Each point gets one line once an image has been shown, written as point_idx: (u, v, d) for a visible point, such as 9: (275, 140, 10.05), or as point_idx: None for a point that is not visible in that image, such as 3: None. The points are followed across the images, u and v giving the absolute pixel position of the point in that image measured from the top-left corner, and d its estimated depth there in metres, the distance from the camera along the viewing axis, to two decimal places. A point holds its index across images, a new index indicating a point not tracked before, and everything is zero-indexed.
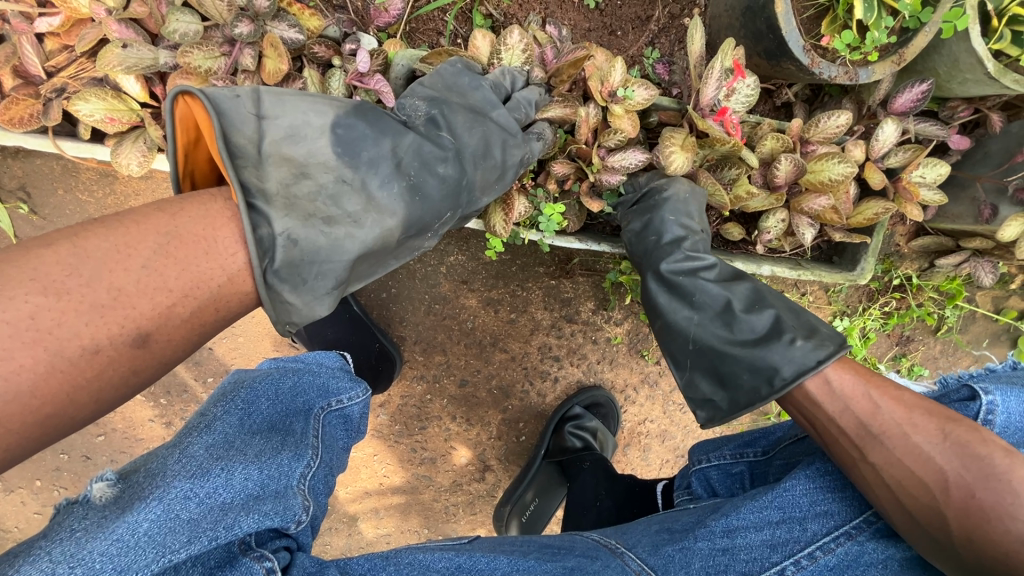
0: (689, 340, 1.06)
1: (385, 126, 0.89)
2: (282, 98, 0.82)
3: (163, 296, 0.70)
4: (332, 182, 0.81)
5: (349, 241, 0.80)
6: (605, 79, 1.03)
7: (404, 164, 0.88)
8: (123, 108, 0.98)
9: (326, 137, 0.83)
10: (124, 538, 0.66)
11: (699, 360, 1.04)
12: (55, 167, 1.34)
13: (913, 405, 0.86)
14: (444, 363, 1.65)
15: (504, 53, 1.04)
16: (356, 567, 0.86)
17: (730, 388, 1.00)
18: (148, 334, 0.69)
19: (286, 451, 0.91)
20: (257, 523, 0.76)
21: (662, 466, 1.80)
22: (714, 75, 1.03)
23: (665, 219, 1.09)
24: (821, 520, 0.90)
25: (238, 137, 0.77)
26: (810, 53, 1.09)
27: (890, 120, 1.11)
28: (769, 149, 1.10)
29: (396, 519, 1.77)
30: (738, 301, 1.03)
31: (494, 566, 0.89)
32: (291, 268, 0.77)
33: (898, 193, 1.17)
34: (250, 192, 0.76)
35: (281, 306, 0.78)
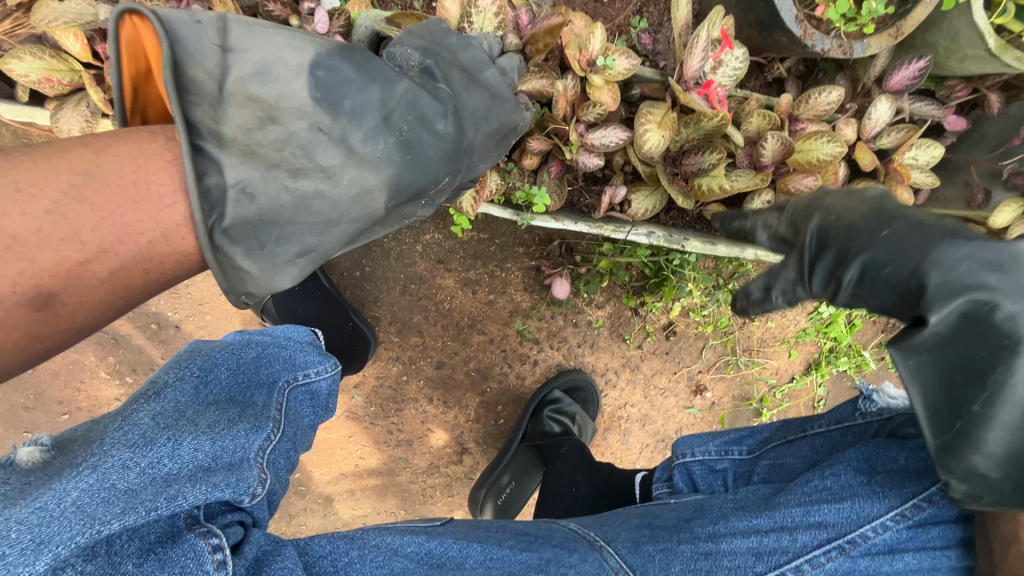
0: (962, 396, 0.57)
1: (375, 70, 0.80)
2: (253, 30, 0.74)
3: (73, 250, 0.63)
4: (304, 130, 0.73)
5: (319, 200, 0.72)
6: (583, 47, 0.96)
7: (393, 119, 0.79)
8: (64, 68, 0.92)
9: (303, 79, 0.75)
10: (48, 507, 0.57)
11: (981, 431, 0.56)
12: (5, 134, 1.26)
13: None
14: (421, 344, 1.60)
15: (476, 16, 0.96)
16: (318, 547, 0.84)
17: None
18: (52, 294, 0.62)
19: (243, 424, 0.84)
20: (206, 494, 0.67)
21: (642, 451, 1.78)
22: (700, 44, 0.96)
23: (891, 249, 0.63)
24: (812, 530, 0.82)
25: (197, 70, 0.69)
26: (803, 24, 1.03)
27: (884, 97, 1.06)
28: (755, 127, 1.05)
29: (372, 501, 1.75)
30: None
31: (466, 553, 0.88)
32: (244, 228, 0.68)
33: (889, 175, 1.12)
34: (201, 133, 0.67)
35: (234, 274, 0.70)
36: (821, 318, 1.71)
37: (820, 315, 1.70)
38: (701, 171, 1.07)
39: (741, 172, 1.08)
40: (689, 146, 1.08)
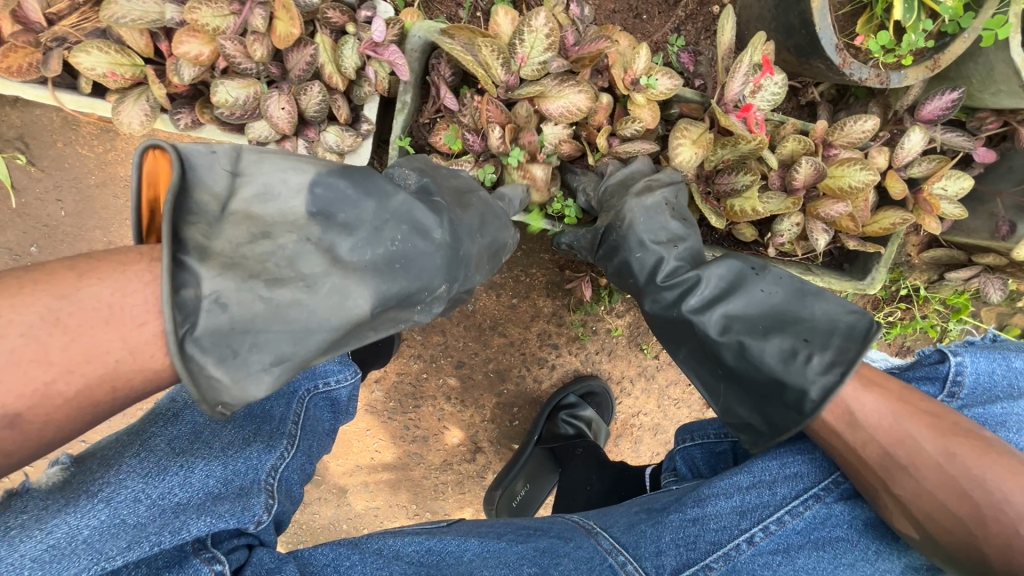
0: (709, 369, 0.96)
1: (371, 185, 0.76)
2: (262, 157, 0.74)
3: (40, 370, 0.61)
4: (292, 242, 0.70)
5: (296, 309, 0.68)
6: (628, 66, 0.99)
7: (384, 230, 0.75)
8: (127, 63, 0.95)
9: (302, 197, 0.72)
10: (60, 545, 0.71)
11: (721, 382, 0.95)
12: (55, 119, 1.30)
13: (947, 431, 0.82)
14: (442, 344, 1.63)
15: (527, 35, 0.95)
16: (321, 557, 0.93)
17: (762, 408, 0.90)
18: (17, 415, 0.60)
19: (258, 443, 0.96)
20: (208, 526, 0.79)
21: (652, 457, 1.83)
22: (742, 69, 0.99)
23: (631, 255, 1.02)
24: (789, 483, 0.93)
25: (204, 193, 0.68)
26: (842, 52, 1.05)
27: (918, 128, 1.08)
28: (789, 151, 1.08)
29: (385, 494, 1.79)
30: (713, 297, 0.96)
31: (465, 547, 0.95)
32: (215, 337, 0.64)
33: (918, 205, 1.14)
34: (186, 247, 0.65)
35: (205, 383, 0.64)
36: None
37: None
38: (734, 192, 1.08)
39: (773, 194, 1.10)
40: (722, 165, 1.09)
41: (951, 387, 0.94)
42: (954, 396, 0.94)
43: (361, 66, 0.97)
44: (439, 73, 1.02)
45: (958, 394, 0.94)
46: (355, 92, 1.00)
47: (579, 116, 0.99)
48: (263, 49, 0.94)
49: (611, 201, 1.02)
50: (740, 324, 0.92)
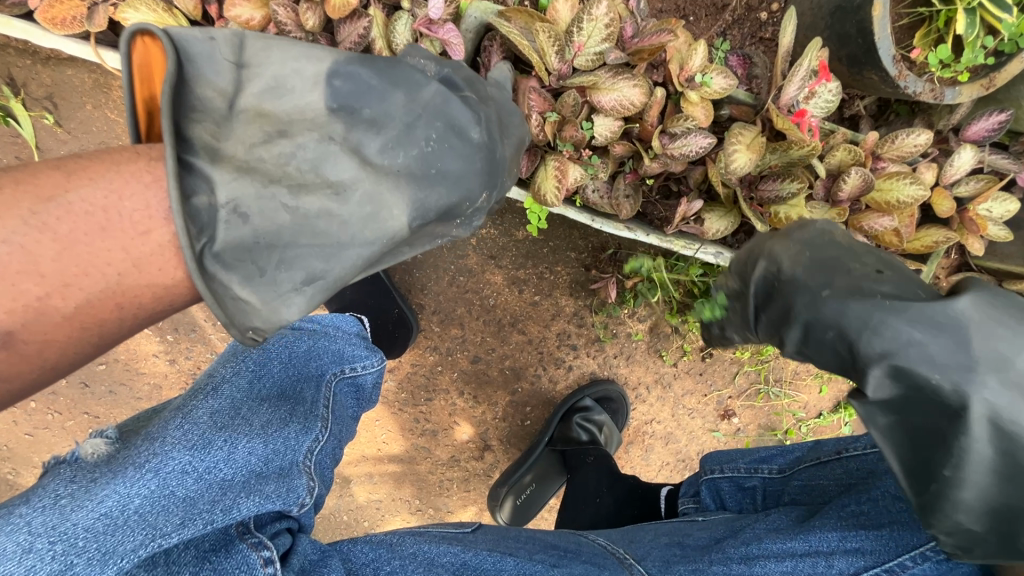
0: (935, 463, 0.65)
1: (398, 77, 0.73)
2: (268, 44, 0.69)
3: (31, 283, 0.58)
4: (313, 142, 0.68)
5: (325, 219, 0.66)
6: (684, 63, 0.97)
7: (417, 128, 0.72)
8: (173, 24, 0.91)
9: (318, 90, 0.69)
10: (113, 514, 0.66)
11: (954, 491, 0.64)
12: (87, 81, 1.26)
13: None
14: (460, 337, 1.61)
15: (586, 24, 0.93)
16: (361, 554, 0.90)
17: (1014, 526, 0.63)
18: (11, 332, 0.58)
19: (295, 424, 0.94)
20: (258, 505, 0.76)
21: (662, 467, 1.80)
22: (799, 74, 0.98)
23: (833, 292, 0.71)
24: (848, 558, 0.88)
25: (207, 88, 0.65)
26: (899, 64, 1.04)
27: (970, 146, 1.06)
28: (838, 161, 1.06)
29: (389, 487, 1.76)
30: (975, 365, 0.62)
31: (501, 567, 0.90)
32: (238, 251, 0.63)
33: (962, 225, 1.15)
34: (194, 148, 0.63)
35: (231, 304, 0.63)
36: None
37: None
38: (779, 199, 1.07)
39: (817, 204, 1.08)
40: (769, 172, 1.08)
41: None
42: None
43: (413, 43, 0.95)
44: (490, 56, 0.98)
45: None
46: None
47: (632, 110, 0.97)
48: (314, 18, 0.91)
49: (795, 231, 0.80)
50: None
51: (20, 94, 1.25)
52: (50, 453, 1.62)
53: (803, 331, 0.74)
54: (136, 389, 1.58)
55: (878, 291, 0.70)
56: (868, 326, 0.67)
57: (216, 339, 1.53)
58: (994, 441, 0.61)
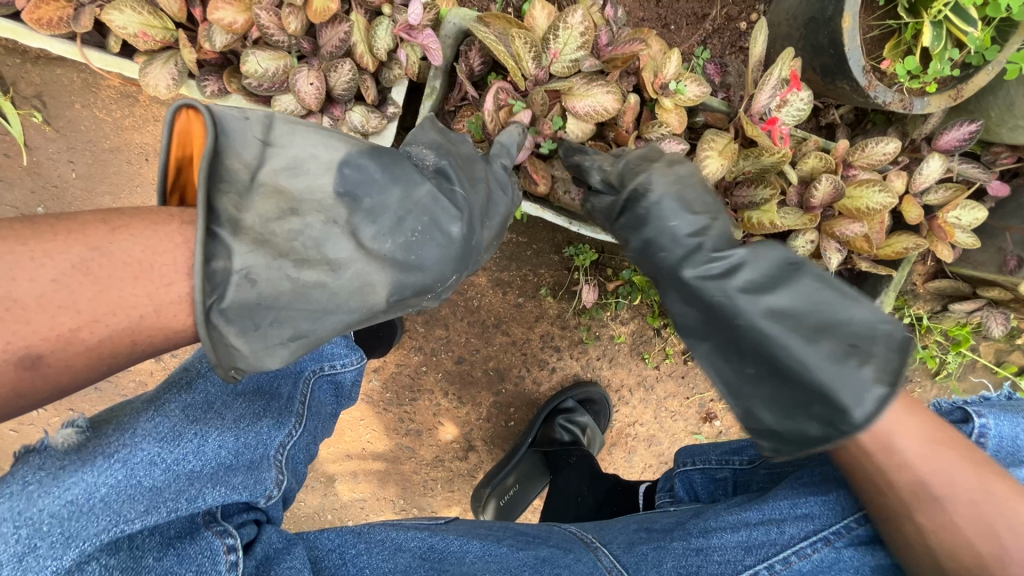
0: (741, 366, 0.84)
1: (400, 172, 0.78)
2: (294, 129, 0.75)
3: (67, 316, 0.62)
4: (319, 223, 0.71)
5: (319, 290, 0.71)
6: (658, 71, 1.00)
7: (407, 220, 0.76)
8: (159, 26, 0.94)
9: (331, 175, 0.74)
10: (78, 502, 0.66)
11: (752, 389, 0.84)
12: (76, 80, 1.28)
13: (985, 468, 0.79)
14: (445, 338, 1.62)
15: (561, 32, 0.95)
16: (327, 541, 0.92)
17: (791, 417, 0.81)
18: (40, 355, 0.61)
19: (268, 419, 0.95)
20: (224, 496, 0.77)
21: (644, 469, 1.82)
22: (770, 82, 1.00)
23: (669, 224, 0.91)
24: (799, 523, 0.92)
25: (235, 160, 0.70)
26: (868, 75, 1.06)
27: (937, 155, 1.09)
28: (809, 168, 1.08)
29: (373, 486, 1.77)
30: (748, 281, 0.85)
31: (467, 549, 0.94)
32: (241, 309, 0.67)
33: (930, 231, 1.16)
34: (219, 219, 0.67)
35: (223, 349, 0.67)
36: None
37: None
38: (751, 204, 1.09)
39: (789, 210, 1.10)
40: (742, 178, 1.10)
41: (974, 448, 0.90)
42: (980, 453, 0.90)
43: (393, 48, 0.97)
44: (469, 61, 1.00)
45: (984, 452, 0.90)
46: (384, 74, 1.00)
47: (605, 117, 0.99)
48: (297, 22, 0.93)
49: (634, 170, 0.94)
50: (785, 324, 0.82)
51: (8, 92, 1.27)
52: None
53: (652, 271, 0.95)
54: (120, 386, 1.59)
55: (696, 225, 0.91)
56: (694, 255, 0.89)
57: None
58: (772, 344, 0.81)
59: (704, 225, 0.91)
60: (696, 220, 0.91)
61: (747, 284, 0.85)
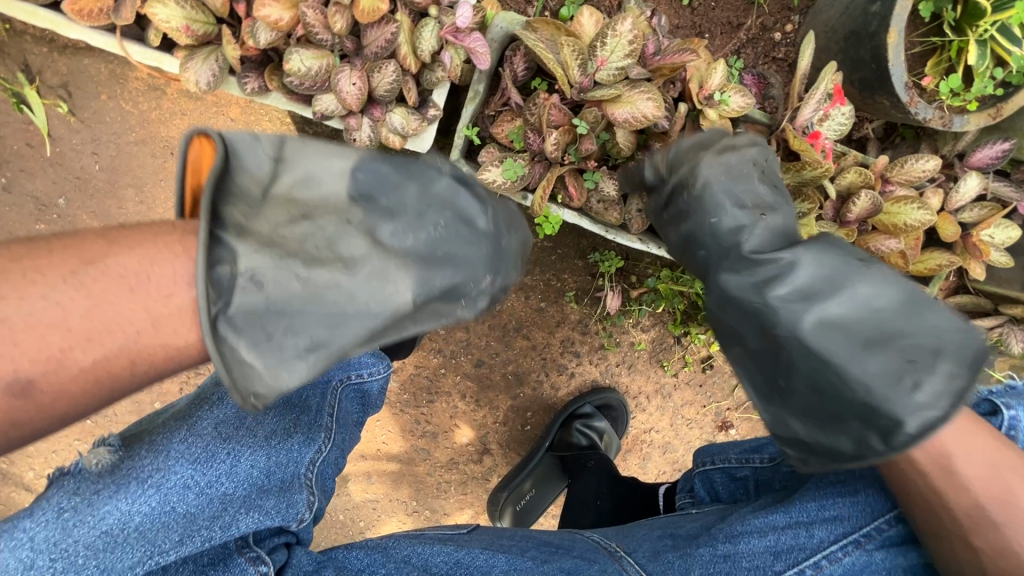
0: (777, 374, 0.82)
1: (417, 169, 0.73)
2: (307, 142, 0.69)
3: (58, 335, 0.57)
4: (333, 224, 0.67)
5: (335, 290, 0.65)
6: (703, 82, 1.00)
7: (429, 217, 0.71)
8: (201, 20, 0.92)
9: (344, 183, 0.69)
10: (113, 532, 0.68)
11: (791, 399, 0.81)
12: (103, 71, 1.26)
13: (1013, 484, 0.77)
14: (465, 340, 1.61)
15: (610, 39, 0.94)
16: (355, 561, 0.87)
17: (832, 433, 0.78)
18: (30, 382, 0.56)
19: (298, 434, 0.90)
20: (256, 523, 0.78)
21: (658, 476, 1.82)
22: (815, 97, 1.00)
23: (713, 218, 0.89)
24: (828, 526, 0.92)
25: (245, 177, 0.65)
26: (910, 91, 1.06)
27: (976, 174, 1.10)
28: (848, 183, 1.08)
29: (386, 487, 1.76)
30: (798, 288, 0.80)
31: (493, 563, 0.91)
32: (249, 316, 0.61)
33: (964, 249, 1.17)
34: (224, 224, 0.62)
35: (237, 369, 0.61)
36: None
37: None
38: (788, 218, 1.09)
39: (825, 223, 1.10)
40: None
41: (1006, 442, 0.90)
42: None
43: (437, 50, 0.96)
44: (514, 67, 1.00)
45: (1013, 447, 0.90)
46: (425, 76, 0.99)
47: (645, 124, 0.96)
48: (342, 21, 0.92)
49: (689, 158, 0.93)
50: (833, 335, 0.78)
51: (34, 81, 1.24)
52: (46, 443, 1.61)
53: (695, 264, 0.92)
54: None
55: (746, 229, 0.86)
56: (730, 258, 0.87)
57: None
58: (817, 357, 0.78)
59: (756, 227, 0.86)
60: (745, 216, 0.87)
61: (794, 293, 0.80)
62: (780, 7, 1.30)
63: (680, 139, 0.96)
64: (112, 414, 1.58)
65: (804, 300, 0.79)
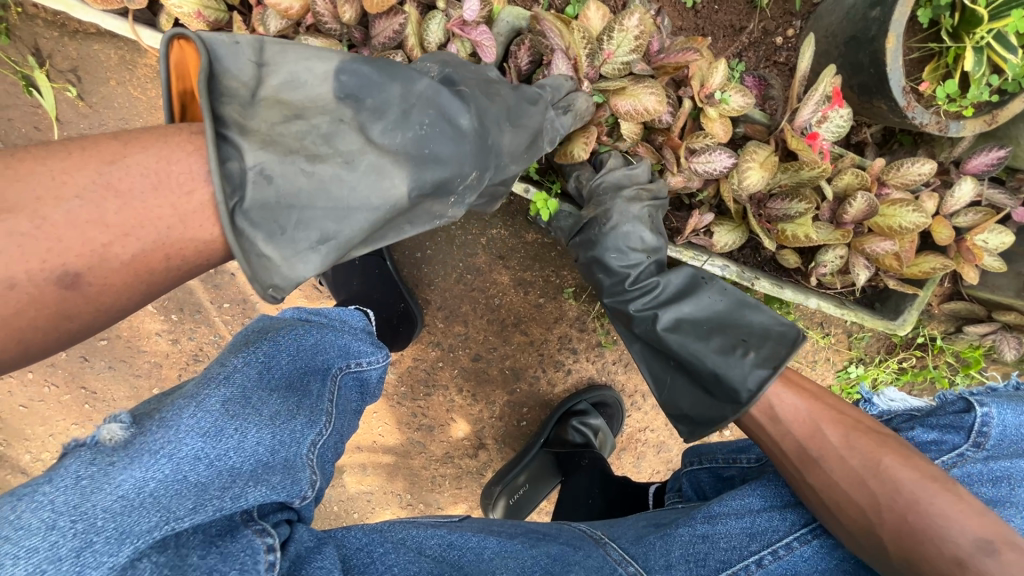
0: (660, 363, 1.06)
1: (397, 70, 0.75)
2: (284, 46, 0.73)
3: (98, 232, 0.60)
4: (326, 122, 0.70)
5: (337, 185, 0.69)
6: (705, 80, 1.01)
7: (412, 115, 0.74)
8: (213, 7, 0.94)
9: (329, 83, 0.72)
10: (130, 496, 0.66)
11: (672, 379, 1.05)
12: (113, 57, 1.27)
13: (853, 429, 0.95)
14: (463, 334, 1.62)
15: (616, 34, 0.96)
16: (354, 539, 0.88)
17: (699, 401, 1.02)
18: (78, 275, 0.60)
19: (301, 417, 0.90)
20: (264, 497, 0.77)
21: (652, 475, 1.83)
22: (813, 98, 1.02)
23: (608, 255, 1.05)
24: (799, 510, 0.98)
25: (232, 81, 0.68)
26: (908, 95, 1.07)
27: (970, 179, 1.12)
28: (844, 185, 1.10)
29: (381, 479, 1.77)
30: (658, 296, 1.05)
31: (485, 544, 0.92)
32: (263, 211, 0.66)
33: (959, 252, 1.18)
34: (226, 125, 0.66)
35: (257, 260, 0.65)
36: (847, 377, 1.70)
37: (847, 374, 1.68)
38: (785, 217, 1.10)
39: (822, 224, 1.12)
40: (778, 190, 1.11)
41: (976, 437, 0.95)
42: (980, 445, 0.94)
43: (445, 42, 0.99)
44: (518, 60, 1.01)
45: (984, 444, 0.94)
46: None
47: (647, 117, 0.98)
48: (351, 11, 0.94)
49: (604, 197, 1.04)
50: (687, 329, 1.01)
51: (44, 64, 1.26)
52: (43, 426, 1.62)
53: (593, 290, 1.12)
54: (135, 367, 1.58)
55: (630, 262, 1.05)
56: (612, 287, 1.07)
57: (221, 322, 1.53)
58: (678, 348, 1.01)
59: (637, 261, 1.05)
60: (634, 256, 1.05)
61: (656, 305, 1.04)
62: (782, 12, 1.32)
63: (602, 172, 1.06)
64: (111, 398, 1.59)
65: (664, 308, 1.03)
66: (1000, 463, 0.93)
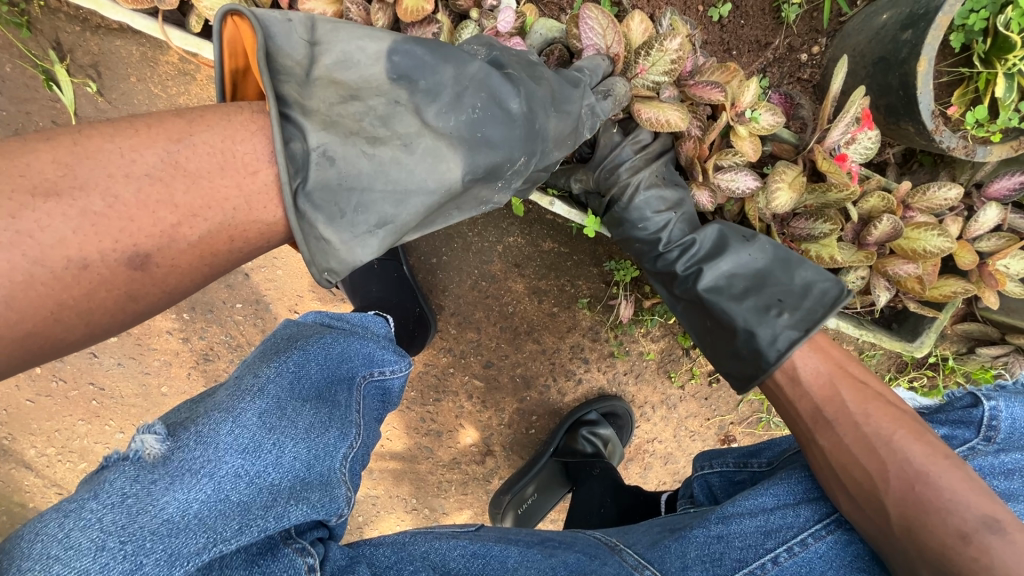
0: (698, 321, 1.08)
1: (449, 52, 0.76)
2: (336, 26, 0.73)
3: (166, 212, 0.60)
4: (382, 104, 0.71)
5: (396, 167, 0.69)
6: (735, 98, 1.00)
7: (465, 97, 0.75)
8: None
9: (382, 64, 0.73)
10: (174, 520, 0.67)
11: (709, 336, 1.07)
12: (134, 53, 1.26)
13: (872, 398, 0.96)
14: (475, 341, 1.62)
15: (654, 52, 0.97)
16: (382, 557, 0.87)
17: (737, 359, 1.03)
18: (148, 256, 0.59)
19: (333, 429, 0.90)
20: (305, 516, 0.76)
21: (657, 486, 1.83)
22: (842, 121, 1.01)
23: (636, 228, 1.06)
24: (813, 506, 0.94)
25: (285, 58, 0.68)
26: (936, 119, 1.07)
27: (995, 204, 1.12)
28: (870, 207, 1.10)
29: (387, 483, 1.77)
30: (697, 255, 1.04)
31: (507, 554, 0.92)
32: (326, 193, 0.66)
33: (981, 277, 1.19)
34: (287, 104, 0.66)
35: (315, 245, 0.67)
36: None
37: None
38: (810, 237, 1.10)
39: (845, 245, 1.12)
40: (801, 211, 1.11)
41: (986, 431, 0.92)
42: (991, 440, 0.91)
43: None
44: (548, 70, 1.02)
45: (995, 439, 0.91)
46: None
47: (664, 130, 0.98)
48: (384, 18, 0.96)
49: (617, 173, 1.05)
50: (724, 288, 1.03)
51: (65, 59, 1.25)
52: (50, 421, 1.61)
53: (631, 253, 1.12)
54: (145, 365, 1.57)
55: (663, 224, 1.04)
56: (650, 248, 1.07)
57: (233, 321, 1.52)
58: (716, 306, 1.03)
59: (667, 221, 1.05)
60: (660, 217, 1.04)
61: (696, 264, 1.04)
62: (809, 29, 1.31)
63: (606, 147, 1.06)
64: (118, 396, 1.58)
65: (703, 267, 1.03)
66: (1014, 457, 0.89)
